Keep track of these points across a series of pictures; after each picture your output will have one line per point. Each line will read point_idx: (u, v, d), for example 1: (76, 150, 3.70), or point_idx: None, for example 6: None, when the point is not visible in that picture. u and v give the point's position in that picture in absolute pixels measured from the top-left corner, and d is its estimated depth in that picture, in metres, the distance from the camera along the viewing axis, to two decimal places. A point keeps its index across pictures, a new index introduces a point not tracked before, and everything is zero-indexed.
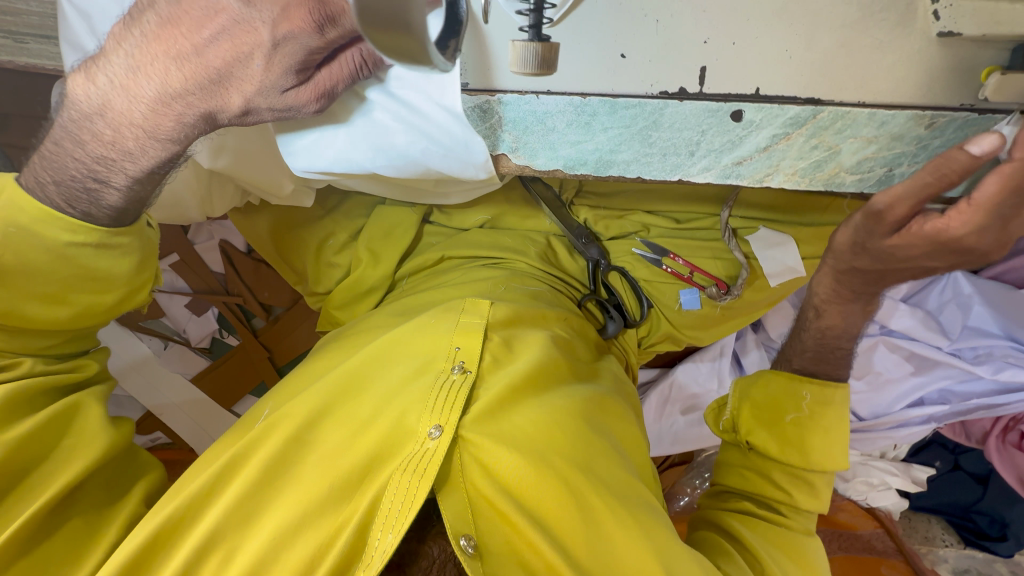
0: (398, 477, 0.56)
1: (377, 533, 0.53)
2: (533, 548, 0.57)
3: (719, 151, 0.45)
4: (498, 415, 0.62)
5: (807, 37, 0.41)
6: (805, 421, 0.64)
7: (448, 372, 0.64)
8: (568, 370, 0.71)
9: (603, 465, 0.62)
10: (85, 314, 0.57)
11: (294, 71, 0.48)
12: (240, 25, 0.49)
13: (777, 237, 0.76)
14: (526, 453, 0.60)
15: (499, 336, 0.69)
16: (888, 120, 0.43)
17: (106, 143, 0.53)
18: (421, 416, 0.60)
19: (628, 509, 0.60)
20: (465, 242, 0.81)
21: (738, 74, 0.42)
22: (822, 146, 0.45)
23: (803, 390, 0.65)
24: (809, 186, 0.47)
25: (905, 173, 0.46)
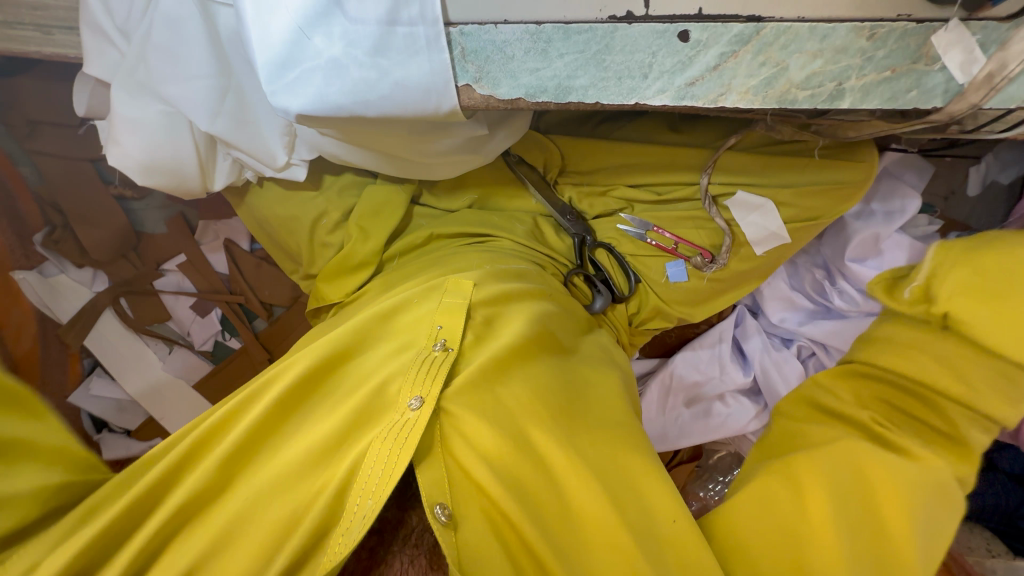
0: (379, 445, 0.55)
1: (355, 499, 0.53)
2: (510, 522, 0.56)
3: (672, 72, 0.48)
4: (483, 388, 0.61)
5: None
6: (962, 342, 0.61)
7: (430, 349, 0.62)
8: (557, 342, 0.71)
9: (585, 440, 0.62)
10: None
11: None
12: None
13: (756, 199, 0.76)
14: (506, 425, 0.60)
15: (481, 316, 0.67)
16: (828, 34, 0.46)
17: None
18: (402, 386, 0.59)
19: (615, 497, 0.59)
20: (452, 220, 0.84)
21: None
22: (770, 62, 0.47)
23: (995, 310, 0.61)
24: (762, 105, 0.49)
25: (856, 86, 0.48)
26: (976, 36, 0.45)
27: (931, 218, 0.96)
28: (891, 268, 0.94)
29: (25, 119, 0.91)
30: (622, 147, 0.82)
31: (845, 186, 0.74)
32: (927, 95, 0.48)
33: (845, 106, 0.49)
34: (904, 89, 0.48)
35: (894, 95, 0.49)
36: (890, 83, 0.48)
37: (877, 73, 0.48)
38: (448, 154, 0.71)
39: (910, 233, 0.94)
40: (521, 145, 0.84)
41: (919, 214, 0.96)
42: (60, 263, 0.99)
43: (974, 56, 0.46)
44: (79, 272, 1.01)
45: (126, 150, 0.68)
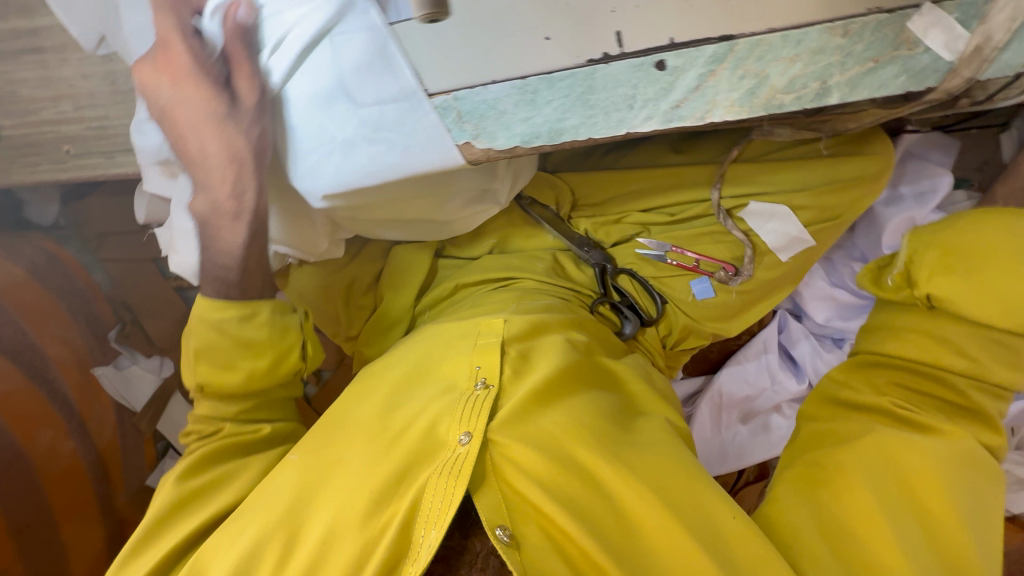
0: (435, 479, 0.57)
1: (421, 531, 0.55)
2: (572, 543, 0.55)
3: (655, 99, 0.50)
4: (524, 420, 0.62)
5: None
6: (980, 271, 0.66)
7: (471, 389, 0.65)
8: (591, 369, 0.71)
9: (638, 462, 0.60)
10: (250, 381, 0.66)
11: (210, 85, 0.57)
12: (189, 107, 0.58)
13: (768, 207, 0.75)
14: (553, 451, 0.60)
15: (516, 350, 0.69)
16: (801, 39, 0.48)
17: (200, 163, 0.60)
18: (451, 425, 0.62)
19: (668, 499, 0.58)
20: (475, 268, 0.87)
21: (652, 30, 0.48)
22: (749, 74, 0.49)
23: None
24: (751, 114, 0.51)
25: (841, 82, 0.49)
26: (953, 15, 0.46)
27: (969, 192, 0.91)
28: None
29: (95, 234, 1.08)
30: (630, 175, 0.85)
31: (860, 180, 0.74)
32: (918, 77, 0.48)
33: (834, 102, 0.50)
34: (891, 76, 0.49)
35: (884, 82, 0.49)
36: (876, 73, 0.48)
37: (860, 66, 0.48)
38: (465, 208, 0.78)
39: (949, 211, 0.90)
40: (532, 187, 0.89)
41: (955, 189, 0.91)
42: (131, 356, 1.10)
43: (953, 37, 0.46)
44: (147, 361, 1.12)
45: (184, 257, 0.71)
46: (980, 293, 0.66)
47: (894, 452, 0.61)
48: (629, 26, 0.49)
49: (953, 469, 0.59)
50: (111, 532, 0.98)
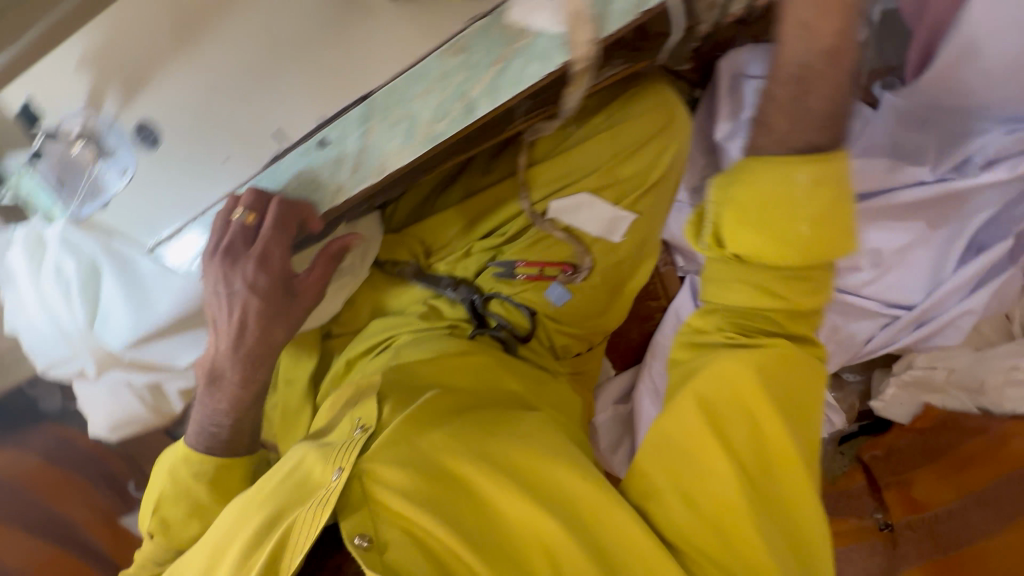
0: (305, 511, 0.60)
1: (286, 558, 0.57)
2: (437, 538, 0.60)
3: (334, 171, 0.54)
4: (399, 440, 0.66)
5: (318, 79, 0.51)
6: (788, 223, 0.51)
7: (352, 433, 0.69)
8: (466, 392, 0.77)
9: (507, 459, 0.66)
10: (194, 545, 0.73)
11: (225, 256, 0.55)
12: (221, 299, 0.57)
13: (571, 200, 0.74)
14: (421, 464, 0.64)
15: (393, 399, 0.73)
16: (423, 71, 0.50)
17: (241, 333, 0.60)
18: (324, 468, 0.65)
19: (527, 482, 0.65)
20: (363, 335, 0.91)
21: (303, 118, 0.53)
22: (398, 118, 0.51)
23: (797, 176, 0.50)
24: (421, 152, 0.52)
25: (480, 92, 0.50)
26: None
27: None
28: None
29: None
30: (458, 209, 0.86)
31: (651, 141, 0.73)
32: (545, 57, 0.48)
33: (485, 110, 0.50)
34: (523, 67, 0.49)
35: (520, 77, 0.49)
36: (508, 68, 0.49)
37: (490, 69, 0.49)
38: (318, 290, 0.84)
39: None
40: (386, 251, 0.92)
41: None
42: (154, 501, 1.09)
43: (554, 8, 0.46)
44: None
45: (96, 420, 0.79)
46: (778, 243, 0.52)
47: (740, 391, 0.58)
48: (285, 122, 0.53)
49: (770, 386, 0.58)
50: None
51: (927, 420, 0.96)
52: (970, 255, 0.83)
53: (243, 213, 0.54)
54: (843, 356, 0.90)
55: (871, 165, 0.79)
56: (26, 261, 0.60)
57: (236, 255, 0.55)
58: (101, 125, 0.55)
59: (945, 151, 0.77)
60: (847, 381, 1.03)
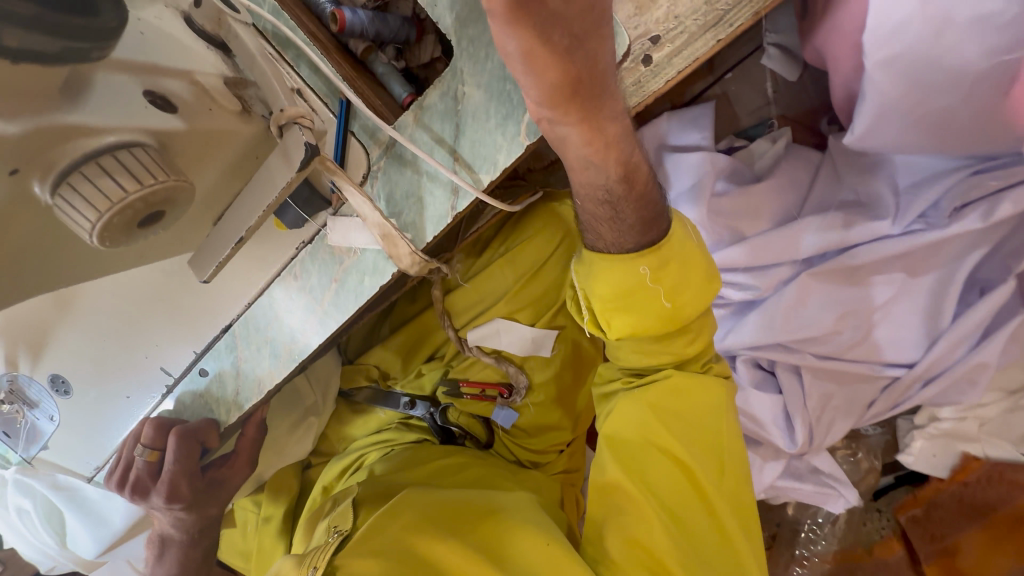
0: None
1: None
2: None
3: (223, 393, 0.56)
4: (373, 530, 0.63)
5: (180, 324, 0.52)
6: (648, 299, 0.49)
7: (327, 540, 0.67)
8: (435, 479, 0.75)
9: (483, 536, 0.61)
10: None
11: (128, 488, 0.61)
12: (155, 514, 0.64)
13: (487, 327, 0.70)
14: (392, 553, 0.60)
15: (367, 504, 0.72)
16: (271, 299, 0.50)
17: (178, 525, 0.66)
18: (297, 573, 0.61)
19: (501, 561, 0.59)
20: (337, 458, 0.92)
21: (182, 353, 0.55)
22: (262, 342, 0.52)
23: (639, 268, 0.48)
24: (289, 369, 0.53)
25: (326, 308, 0.49)
26: (352, 215, 0.45)
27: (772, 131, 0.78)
28: (755, 227, 0.75)
29: None
30: (401, 333, 0.87)
31: (558, 252, 0.70)
32: (377, 270, 0.46)
33: (335, 325, 0.49)
34: (360, 281, 0.47)
35: (358, 290, 0.47)
36: (346, 285, 0.48)
37: (330, 288, 0.48)
38: (286, 435, 0.87)
39: (750, 175, 0.77)
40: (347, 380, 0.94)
41: (754, 142, 0.78)
42: None
43: (369, 228, 0.44)
44: None
45: None
46: (641, 317, 0.50)
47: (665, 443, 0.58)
48: (167, 359, 0.55)
49: (684, 432, 0.58)
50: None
51: (969, 474, 0.84)
52: (972, 297, 0.74)
53: (146, 451, 0.59)
54: (849, 419, 0.80)
55: (825, 227, 0.71)
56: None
57: (142, 487, 0.61)
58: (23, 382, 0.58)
59: (905, 199, 0.68)
60: (866, 433, 0.91)
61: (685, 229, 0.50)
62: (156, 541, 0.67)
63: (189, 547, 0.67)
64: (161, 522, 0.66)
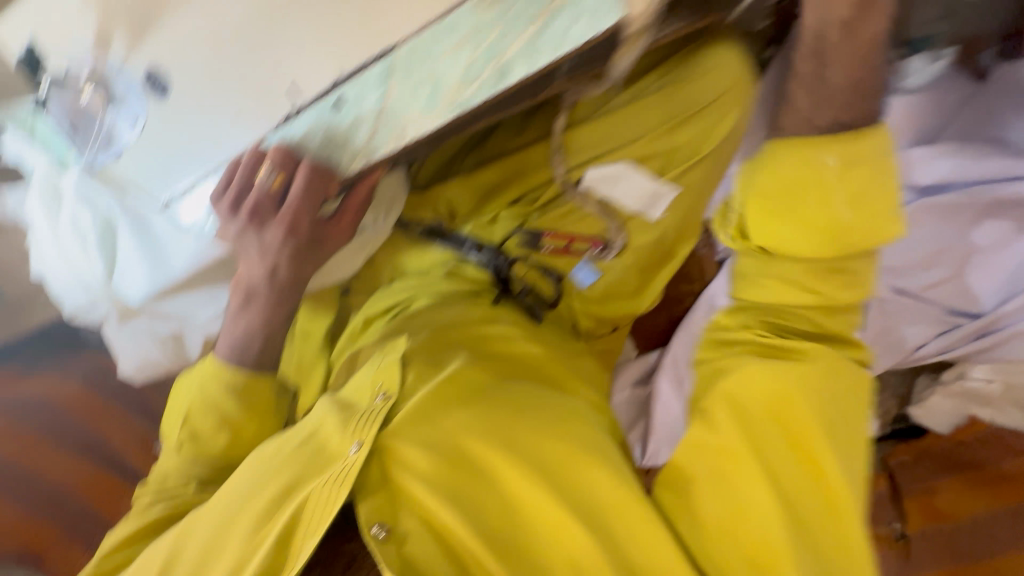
0: (319, 489, 0.59)
1: (298, 537, 0.57)
2: (449, 530, 0.58)
3: (353, 140, 0.51)
4: (420, 421, 0.64)
5: (333, 34, 0.47)
6: (814, 210, 0.55)
7: (372, 401, 0.66)
8: (500, 366, 0.72)
9: (529, 440, 0.62)
10: (234, 443, 0.69)
11: (237, 210, 0.54)
12: (252, 258, 0.57)
13: (610, 169, 0.68)
14: (443, 450, 0.62)
15: (417, 362, 0.70)
16: (455, 24, 0.45)
17: (269, 278, 0.59)
18: (341, 438, 0.64)
19: (560, 481, 0.60)
20: (380, 293, 0.88)
21: (317, 74, 0.48)
22: (421, 79, 0.47)
23: (824, 162, 0.53)
24: (444, 119, 0.47)
25: (515, 51, 0.44)
26: None
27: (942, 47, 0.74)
28: None
29: None
30: (488, 170, 0.81)
31: (710, 105, 0.68)
32: (596, 13, 0.42)
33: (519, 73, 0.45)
34: (568, 22, 0.43)
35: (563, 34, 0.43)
36: (551, 23, 0.43)
37: (531, 24, 0.44)
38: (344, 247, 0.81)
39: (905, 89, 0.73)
40: (408, 209, 0.88)
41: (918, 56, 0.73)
42: None
43: None
44: None
45: (126, 358, 0.83)
46: (804, 224, 0.55)
47: (780, 407, 0.57)
48: (299, 75, 0.49)
49: (807, 397, 0.56)
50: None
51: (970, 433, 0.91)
52: None
53: (271, 173, 0.52)
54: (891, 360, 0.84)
55: None
56: (43, 207, 0.61)
57: (255, 215, 0.54)
58: (109, 70, 0.51)
59: None
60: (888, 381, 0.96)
61: (887, 143, 0.53)
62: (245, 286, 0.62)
63: (277, 305, 0.61)
64: (255, 271, 0.59)
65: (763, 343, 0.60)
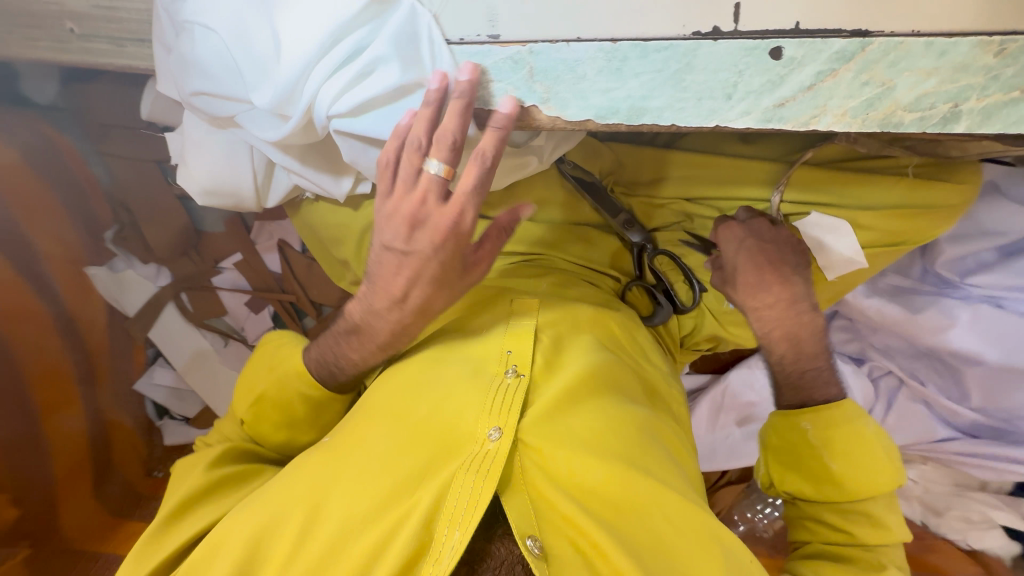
0: (462, 476, 0.56)
1: (442, 528, 0.54)
2: (597, 549, 0.56)
3: (759, 92, 0.44)
4: (552, 421, 0.61)
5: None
6: (816, 461, 0.68)
7: (502, 375, 0.62)
8: (626, 370, 0.69)
9: (654, 472, 0.61)
10: (289, 444, 0.70)
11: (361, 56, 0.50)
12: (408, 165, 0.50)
13: (830, 221, 0.68)
14: (584, 459, 0.59)
15: (548, 337, 0.67)
16: (948, 49, 0.41)
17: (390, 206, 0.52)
18: (480, 417, 0.60)
19: (683, 523, 0.59)
20: (508, 235, 0.80)
21: (775, 14, 0.42)
22: (874, 82, 0.42)
23: (802, 423, 0.68)
24: (863, 128, 0.44)
25: (975, 108, 0.42)
26: None
27: None
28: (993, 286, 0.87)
29: (97, 124, 0.93)
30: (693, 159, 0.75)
31: (941, 213, 0.67)
32: None
33: (959, 130, 0.43)
34: None
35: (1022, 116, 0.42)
36: (1017, 105, 0.42)
37: (1001, 94, 0.42)
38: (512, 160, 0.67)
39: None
40: (579, 152, 0.77)
41: None
42: (128, 260, 1.04)
43: None
44: (146, 268, 1.05)
45: (192, 171, 0.66)
46: (812, 480, 0.68)
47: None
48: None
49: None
50: (58, 447, 0.91)
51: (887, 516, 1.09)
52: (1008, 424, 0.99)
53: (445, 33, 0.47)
54: None
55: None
56: None
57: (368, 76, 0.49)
58: None
59: None
60: None
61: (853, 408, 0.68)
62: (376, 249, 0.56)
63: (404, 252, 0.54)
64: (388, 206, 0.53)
65: (822, 515, 0.69)
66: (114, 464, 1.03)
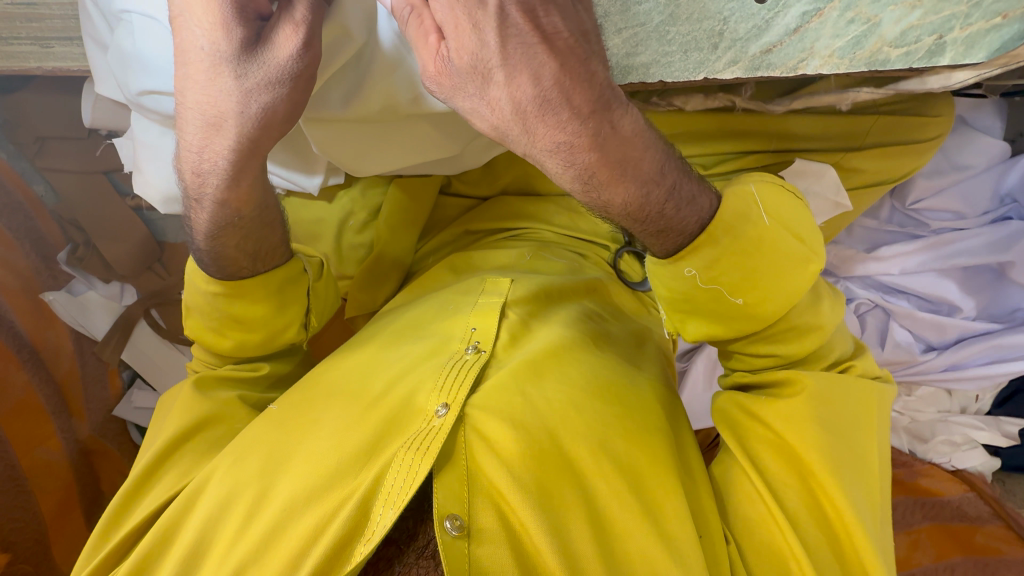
0: (402, 454, 0.48)
1: (377, 509, 0.47)
2: (529, 534, 0.46)
3: (745, 39, 0.49)
4: (510, 391, 0.52)
5: None
6: (719, 303, 0.50)
7: (461, 353, 0.55)
8: (607, 338, 0.61)
9: (625, 449, 0.51)
10: (241, 347, 0.59)
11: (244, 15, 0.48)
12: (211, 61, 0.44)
13: (815, 166, 0.69)
14: (533, 431, 0.50)
15: (517, 314, 0.59)
16: None
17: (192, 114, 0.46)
18: (429, 394, 0.52)
19: (648, 498, 0.50)
20: (488, 212, 0.77)
21: None
22: (859, 19, 0.47)
23: (685, 271, 0.48)
24: (851, 67, 0.48)
25: (957, 38, 0.46)
26: None
27: None
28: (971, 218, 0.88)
29: (32, 136, 0.88)
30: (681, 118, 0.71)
31: (915, 146, 0.70)
32: None
33: (945, 62, 0.47)
34: (1015, 37, 0.45)
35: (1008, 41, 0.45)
36: (1000, 31, 0.45)
37: (985, 21, 0.45)
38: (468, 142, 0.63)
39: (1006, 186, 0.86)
40: None
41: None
42: (88, 281, 0.96)
43: None
44: (107, 287, 0.98)
45: (149, 179, 0.62)
46: (717, 324, 0.51)
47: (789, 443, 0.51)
48: None
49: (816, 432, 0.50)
50: (37, 479, 0.87)
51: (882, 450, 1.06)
52: None
53: None
54: None
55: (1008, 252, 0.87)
56: None
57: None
58: None
59: None
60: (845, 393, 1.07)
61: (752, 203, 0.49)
62: (196, 171, 0.49)
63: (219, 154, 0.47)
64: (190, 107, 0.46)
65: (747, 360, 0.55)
66: (101, 494, 0.96)
